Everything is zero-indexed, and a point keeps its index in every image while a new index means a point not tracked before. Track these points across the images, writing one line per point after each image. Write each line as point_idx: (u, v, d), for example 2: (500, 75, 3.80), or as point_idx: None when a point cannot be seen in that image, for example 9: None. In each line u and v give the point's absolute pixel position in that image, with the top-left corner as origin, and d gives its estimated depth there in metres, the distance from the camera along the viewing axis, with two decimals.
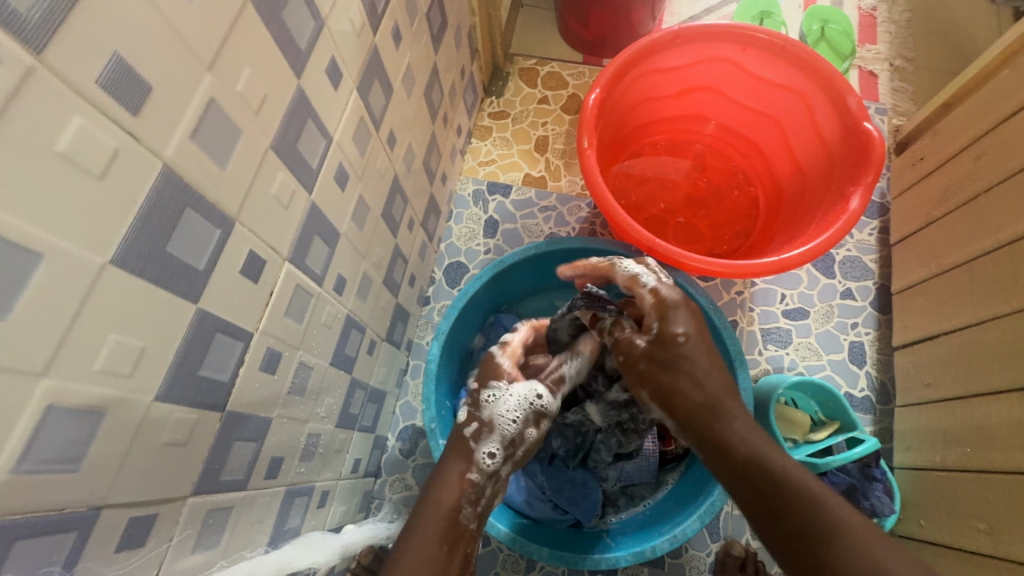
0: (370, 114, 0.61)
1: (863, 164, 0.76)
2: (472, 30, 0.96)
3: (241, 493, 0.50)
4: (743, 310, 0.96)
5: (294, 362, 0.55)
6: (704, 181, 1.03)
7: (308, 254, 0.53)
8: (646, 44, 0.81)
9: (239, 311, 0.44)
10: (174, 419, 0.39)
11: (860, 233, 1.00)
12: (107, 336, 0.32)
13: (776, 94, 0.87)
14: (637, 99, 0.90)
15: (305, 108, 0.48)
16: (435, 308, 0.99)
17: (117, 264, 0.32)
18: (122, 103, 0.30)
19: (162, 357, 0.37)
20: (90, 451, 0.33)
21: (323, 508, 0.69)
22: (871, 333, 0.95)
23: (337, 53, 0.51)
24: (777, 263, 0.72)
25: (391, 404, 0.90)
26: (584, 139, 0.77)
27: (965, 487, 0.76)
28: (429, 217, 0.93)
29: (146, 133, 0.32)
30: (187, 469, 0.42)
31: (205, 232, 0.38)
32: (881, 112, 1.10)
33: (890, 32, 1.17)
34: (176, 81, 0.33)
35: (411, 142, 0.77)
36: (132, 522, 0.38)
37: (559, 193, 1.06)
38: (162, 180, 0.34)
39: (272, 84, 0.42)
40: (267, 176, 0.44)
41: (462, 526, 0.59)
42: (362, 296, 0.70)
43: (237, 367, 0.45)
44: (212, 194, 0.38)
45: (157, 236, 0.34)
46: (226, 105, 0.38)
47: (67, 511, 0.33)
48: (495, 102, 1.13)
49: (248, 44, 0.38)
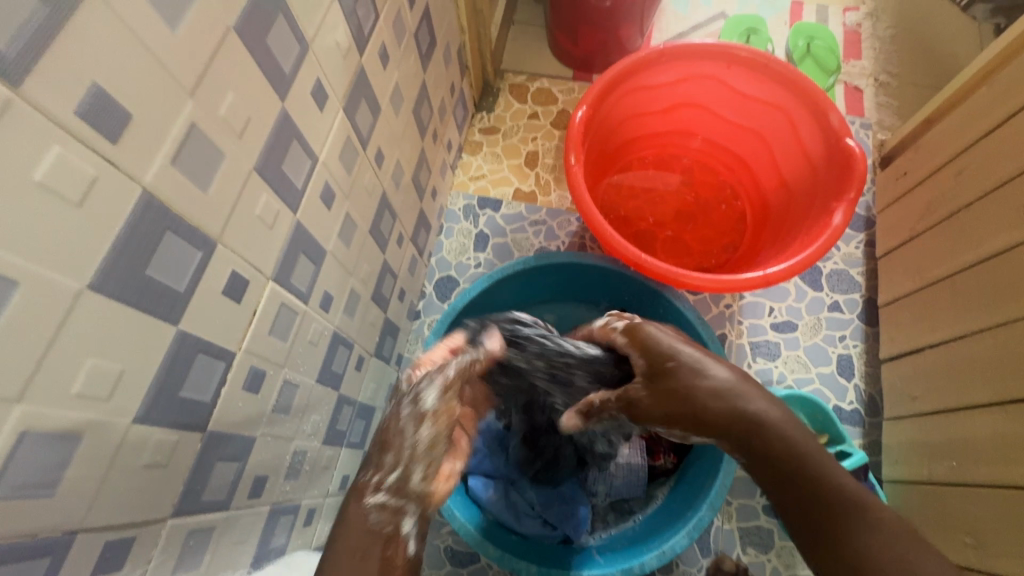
0: (357, 133, 0.62)
1: (845, 180, 0.77)
2: (462, 47, 0.98)
3: (223, 513, 0.49)
4: (732, 323, 0.96)
5: (279, 379, 0.55)
6: (692, 196, 1.04)
7: (292, 273, 0.53)
8: (633, 61, 0.82)
9: (221, 331, 0.44)
10: (154, 441, 0.39)
11: (846, 246, 1.01)
12: (85, 360, 0.33)
13: (760, 112, 0.89)
14: (625, 115, 0.91)
15: (290, 130, 0.48)
16: (425, 323, 1.00)
17: (95, 289, 0.32)
18: (101, 132, 0.31)
19: (142, 379, 0.37)
20: (66, 475, 0.33)
21: (309, 526, 0.69)
22: (859, 346, 0.95)
23: (323, 75, 0.51)
24: (763, 277, 0.73)
25: (380, 419, 0.90)
26: (571, 156, 0.77)
27: (952, 500, 0.76)
28: (419, 231, 0.94)
29: (126, 160, 0.32)
30: (166, 490, 0.42)
31: (185, 254, 0.39)
32: (865, 127, 1.11)
33: (874, 48, 1.19)
34: (158, 107, 0.34)
35: (400, 158, 0.78)
36: (108, 546, 0.38)
37: (549, 208, 1.07)
38: (142, 204, 0.34)
39: (256, 107, 0.43)
40: (251, 197, 0.44)
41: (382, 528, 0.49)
42: (350, 312, 0.70)
43: (218, 386, 0.45)
44: (193, 217, 0.39)
45: (137, 260, 0.35)
46: (209, 129, 0.39)
47: (42, 536, 0.33)
48: (485, 117, 1.14)
49: (231, 69, 0.39)
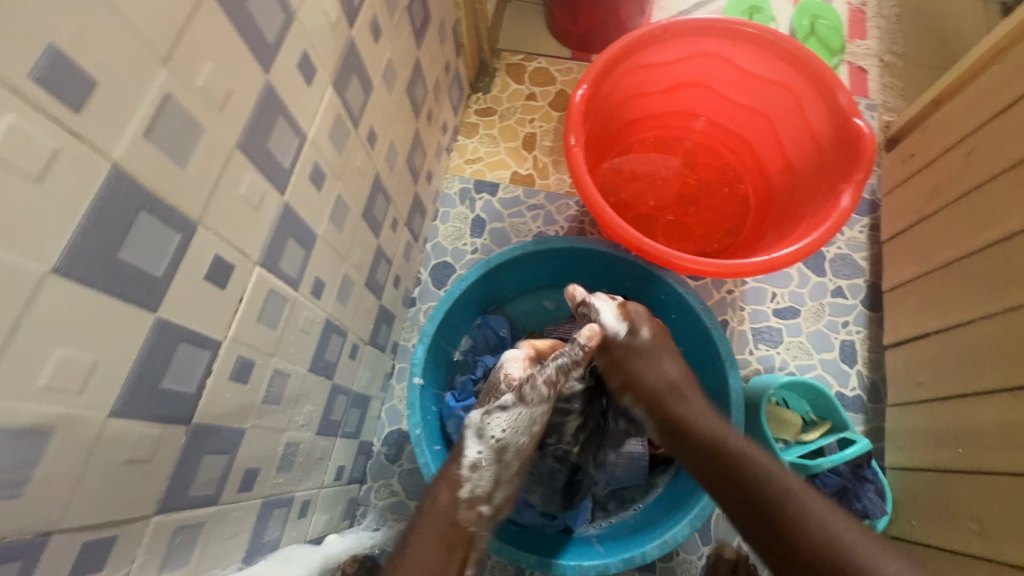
0: (347, 111, 0.58)
1: (853, 161, 0.75)
2: (457, 24, 0.94)
3: (212, 508, 0.47)
4: (734, 309, 0.95)
5: (269, 369, 0.52)
6: (694, 178, 1.02)
7: (281, 257, 0.51)
8: (635, 37, 0.79)
9: (205, 318, 0.42)
10: (133, 435, 0.37)
11: (851, 230, 0.99)
12: (52, 350, 0.30)
13: (765, 90, 0.86)
14: (626, 94, 0.88)
15: (276, 104, 0.45)
16: (421, 310, 0.97)
17: (61, 273, 0.30)
18: (60, 99, 0.28)
19: (118, 370, 0.35)
20: (36, 474, 0.31)
21: (304, 517, 0.67)
22: (862, 331, 0.94)
23: (311, 47, 0.48)
24: (769, 262, 0.71)
25: (376, 408, 0.88)
26: (571, 136, 0.74)
27: (958, 486, 0.75)
28: (414, 216, 0.91)
29: (91, 131, 0.30)
30: (150, 486, 0.40)
31: (163, 236, 0.36)
32: (870, 108, 1.09)
33: (879, 27, 1.16)
34: (127, 76, 0.31)
35: (393, 139, 0.75)
36: (87, 546, 0.35)
37: (547, 191, 1.04)
38: (112, 181, 0.31)
39: (238, 78, 0.40)
40: (234, 176, 0.42)
41: (460, 528, 0.60)
42: (343, 299, 0.68)
43: (203, 377, 0.43)
44: (171, 197, 0.36)
45: (107, 242, 0.32)
46: (186, 101, 0.36)
47: (13, 539, 0.31)
48: (481, 99, 1.10)
49: (208, 36, 0.36)
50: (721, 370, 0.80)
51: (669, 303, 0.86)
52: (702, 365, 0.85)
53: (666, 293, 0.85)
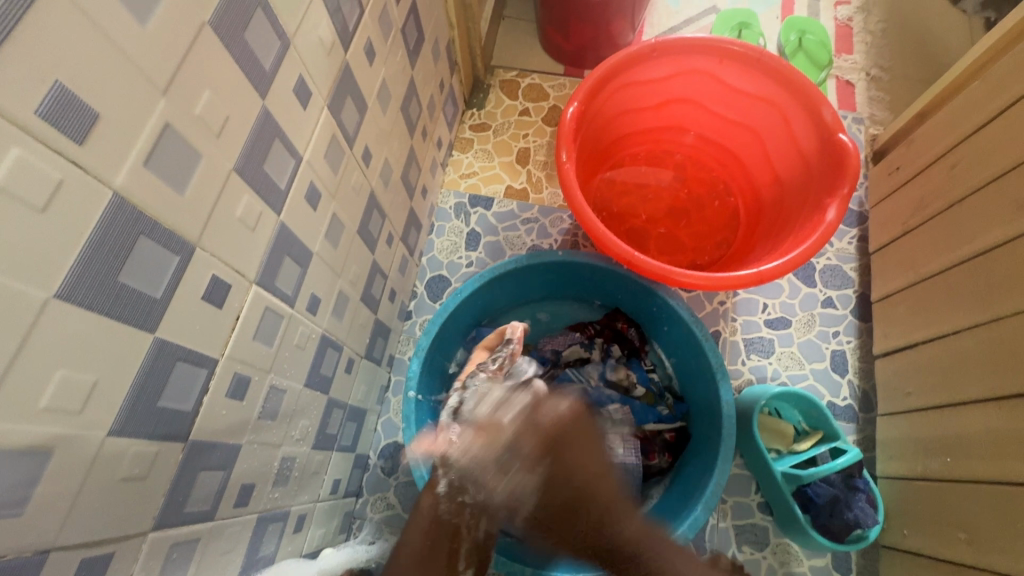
0: (342, 131, 0.60)
1: (838, 176, 0.76)
2: (451, 43, 0.96)
3: (208, 524, 0.48)
4: (726, 320, 0.96)
5: (265, 385, 0.53)
6: (685, 191, 1.03)
7: (277, 276, 0.52)
8: (624, 57, 0.81)
9: (202, 338, 0.43)
10: (130, 453, 0.38)
11: (840, 241, 1.00)
12: (54, 372, 0.31)
13: (752, 105, 0.88)
14: (617, 111, 0.90)
15: (272, 128, 0.47)
16: (417, 323, 0.98)
17: (64, 298, 0.31)
18: (66, 133, 0.29)
19: (117, 390, 0.36)
20: (36, 493, 0.32)
21: (300, 532, 0.68)
22: (852, 341, 0.95)
23: (306, 72, 0.50)
24: (757, 275, 0.72)
25: (372, 421, 0.89)
26: (563, 153, 0.76)
27: (947, 496, 0.76)
28: (410, 230, 0.92)
29: (93, 161, 0.31)
30: (147, 502, 0.40)
31: (162, 259, 0.37)
32: (857, 121, 1.11)
33: (866, 42, 1.18)
34: (127, 107, 0.33)
35: (388, 157, 0.76)
36: (84, 563, 0.36)
37: (541, 205, 1.05)
38: (113, 209, 0.33)
39: (235, 104, 0.42)
40: (231, 198, 0.43)
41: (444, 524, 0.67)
42: (339, 314, 0.69)
43: (200, 395, 0.44)
44: (170, 221, 0.37)
45: (108, 266, 0.33)
46: (185, 130, 0.37)
47: (11, 557, 0.31)
48: (476, 114, 1.13)
49: (207, 68, 0.38)
50: (712, 380, 0.81)
51: (661, 315, 0.87)
52: (695, 375, 0.86)
53: (658, 305, 0.86)
